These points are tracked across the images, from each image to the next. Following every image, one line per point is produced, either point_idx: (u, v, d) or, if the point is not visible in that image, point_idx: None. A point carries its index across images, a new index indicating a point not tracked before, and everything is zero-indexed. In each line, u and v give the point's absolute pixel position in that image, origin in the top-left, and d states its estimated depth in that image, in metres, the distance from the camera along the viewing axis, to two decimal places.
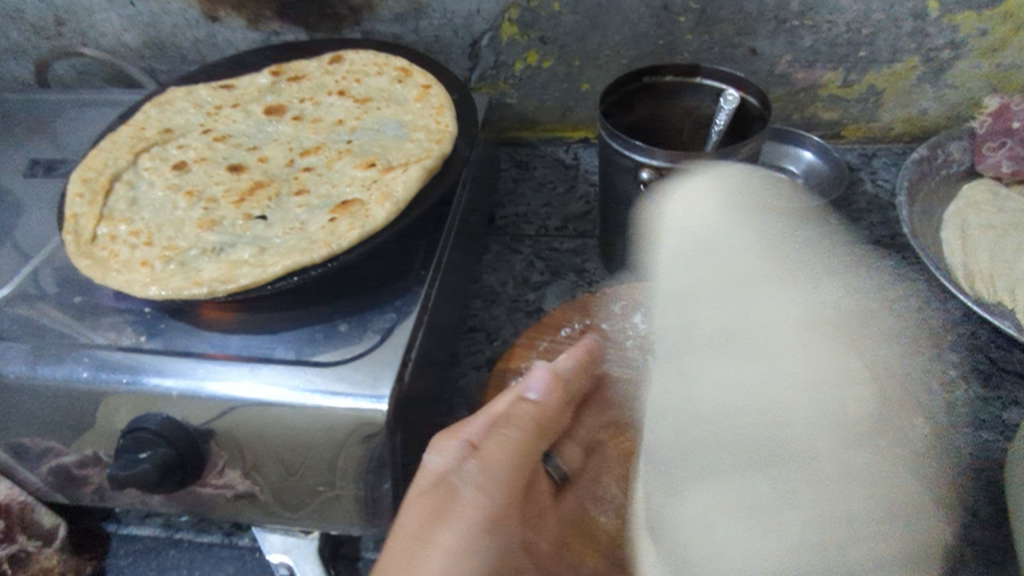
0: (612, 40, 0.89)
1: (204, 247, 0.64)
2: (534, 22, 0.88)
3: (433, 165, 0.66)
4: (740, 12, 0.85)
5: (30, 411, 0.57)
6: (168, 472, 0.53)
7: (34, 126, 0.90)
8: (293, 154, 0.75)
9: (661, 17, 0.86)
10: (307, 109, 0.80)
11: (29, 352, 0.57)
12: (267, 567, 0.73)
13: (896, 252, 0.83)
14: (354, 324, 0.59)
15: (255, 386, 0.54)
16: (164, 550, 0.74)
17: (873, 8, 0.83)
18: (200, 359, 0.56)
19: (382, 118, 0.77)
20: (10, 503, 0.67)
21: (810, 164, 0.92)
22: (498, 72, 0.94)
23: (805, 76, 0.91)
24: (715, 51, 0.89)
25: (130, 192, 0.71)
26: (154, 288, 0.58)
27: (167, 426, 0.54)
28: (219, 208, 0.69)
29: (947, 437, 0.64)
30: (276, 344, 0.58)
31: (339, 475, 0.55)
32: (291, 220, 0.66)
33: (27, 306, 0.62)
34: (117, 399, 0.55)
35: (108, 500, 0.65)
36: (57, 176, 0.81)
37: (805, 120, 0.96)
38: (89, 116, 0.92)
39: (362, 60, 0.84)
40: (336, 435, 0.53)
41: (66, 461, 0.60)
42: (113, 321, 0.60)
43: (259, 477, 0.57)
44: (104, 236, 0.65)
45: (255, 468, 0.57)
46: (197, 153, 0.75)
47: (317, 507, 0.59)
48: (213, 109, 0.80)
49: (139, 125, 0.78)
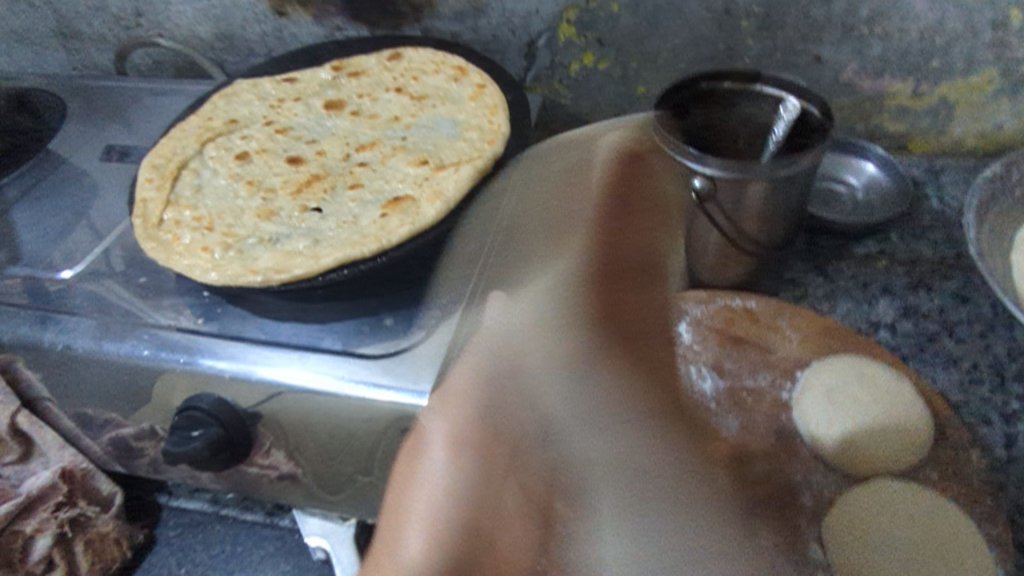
0: (672, 43, 0.88)
1: (261, 236, 0.66)
2: (592, 23, 0.88)
3: (485, 168, 0.68)
4: (806, 18, 0.83)
5: (94, 383, 0.61)
6: (218, 451, 0.56)
7: (110, 112, 0.95)
8: (349, 148, 0.77)
9: (723, 21, 0.85)
10: (365, 104, 0.82)
11: (96, 328, 0.60)
12: (305, 549, 0.76)
13: (961, 273, 0.79)
14: (400, 319, 0.59)
15: (304, 373, 0.55)
16: (210, 525, 0.78)
17: (949, 17, 0.80)
18: (250, 343, 0.58)
19: (436, 116, 0.79)
20: (73, 470, 0.69)
21: (872, 177, 0.89)
22: (554, 72, 0.94)
23: (872, 85, 0.88)
24: (777, 57, 0.87)
25: (195, 179, 0.74)
26: (213, 273, 0.61)
27: (218, 407, 0.56)
28: (277, 198, 0.71)
29: (1004, 471, 0.61)
30: (324, 334, 0.59)
31: (377, 463, 0.57)
32: (344, 214, 0.68)
33: (96, 284, 0.66)
34: (174, 378, 0.57)
35: (161, 473, 0.68)
36: (130, 162, 0.85)
37: (868, 131, 0.93)
38: (161, 104, 0.96)
39: (420, 58, 0.85)
40: (377, 426, 0.55)
41: (125, 433, 0.64)
42: (174, 303, 0.63)
43: (301, 462, 0.60)
44: (169, 221, 0.68)
45: (297, 452, 0.59)
46: (259, 144, 0.78)
47: (354, 493, 0.61)
48: (276, 102, 0.83)
49: (207, 115, 0.81)
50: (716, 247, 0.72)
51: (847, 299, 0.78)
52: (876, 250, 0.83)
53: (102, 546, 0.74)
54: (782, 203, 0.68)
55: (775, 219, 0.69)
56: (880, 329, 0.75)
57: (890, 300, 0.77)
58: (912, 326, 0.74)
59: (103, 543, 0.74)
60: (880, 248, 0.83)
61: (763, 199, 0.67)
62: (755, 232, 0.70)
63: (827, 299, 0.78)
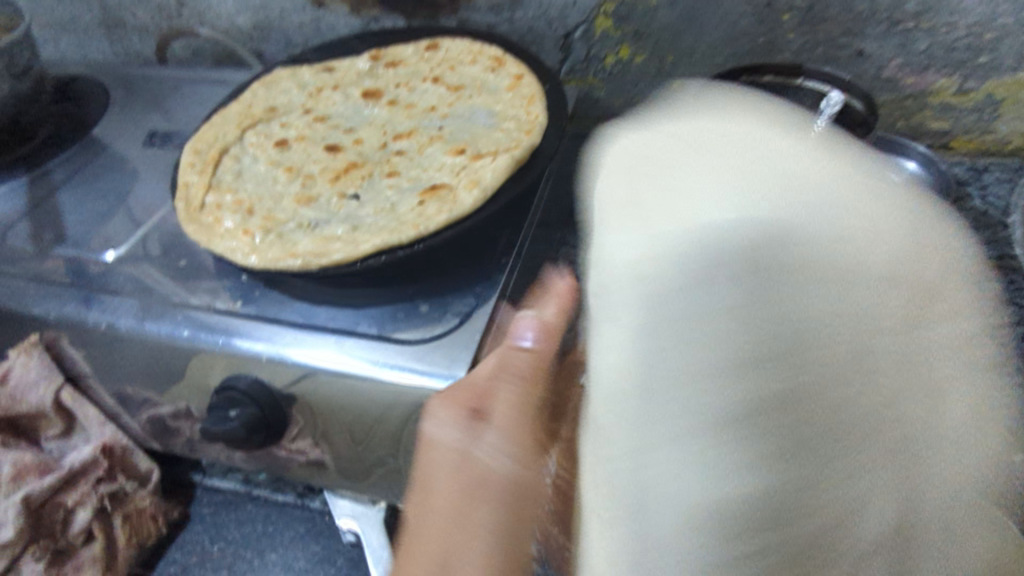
0: (710, 36, 0.87)
1: (300, 222, 0.67)
2: (629, 16, 0.87)
3: (524, 156, 0.67)
4: (849, 12, 0.81)
5: (135, 362, 0.62)
6: (254, 432, 0.56)
7: (151, 99, 0.97)
8: (386, 137, 0.77)
9: (763, 14, 0.83)
10: (402, 93, 0.82)
11: (140, 308, 0.61)
12: (335, 531, 0.77)
13: (1004, 275, 0.77)
14: (434, 306, 0.60)
15: (339, 357, 0.55)
16: (243, 504, 0.80)
17: (1000, 11, 0.77)
18: (284, 325, 0.59)
19: (473, 107, 0.79)
20: (114, 445, 0.70)
21: (914, 175, 0.87)
22: (589, 65, 0.94)
23: (916, 81, 0.86)
24: (818, 51, 0.85)
25: (236, 165, 0.75)
26: (252, 257, 0.62)
27: (254, 388, 0.57)
28: (315, 184, 0.72)
29: None
30: (360, 320, 0.59)
31: (405, 450, 0.58)
32: (382, 201, 0.68)
33: (136, 267, 0.67)
34: (212, 358, 0.58)
35: (197, 451, 0.70)
36: (172, 147, 0.87)
37: (910, 129, 0.91)
38: (202, 92, 0.98)
39: (457, 48, 0.86)
40: (406, 407, 0.55)
41: (163, 412, 0.65)
42: (212, 286, 0.64)
43: (330, 447, 0.61)
44: (211, 204, 0.69)
45: (327, 436, 0.60)
46: (297, 132, 0.79)
47: (382, 479, 0.62)
48: (315, 90, 0.84)
49: (248, 102, 0.82)
50: None
51: None
52: None
53: (140, 521, 0.75)
54: None
55: None
56: None
57: None
58: None
59: (141, 518, 0.75)
60: None
61: None
62: None
63: None
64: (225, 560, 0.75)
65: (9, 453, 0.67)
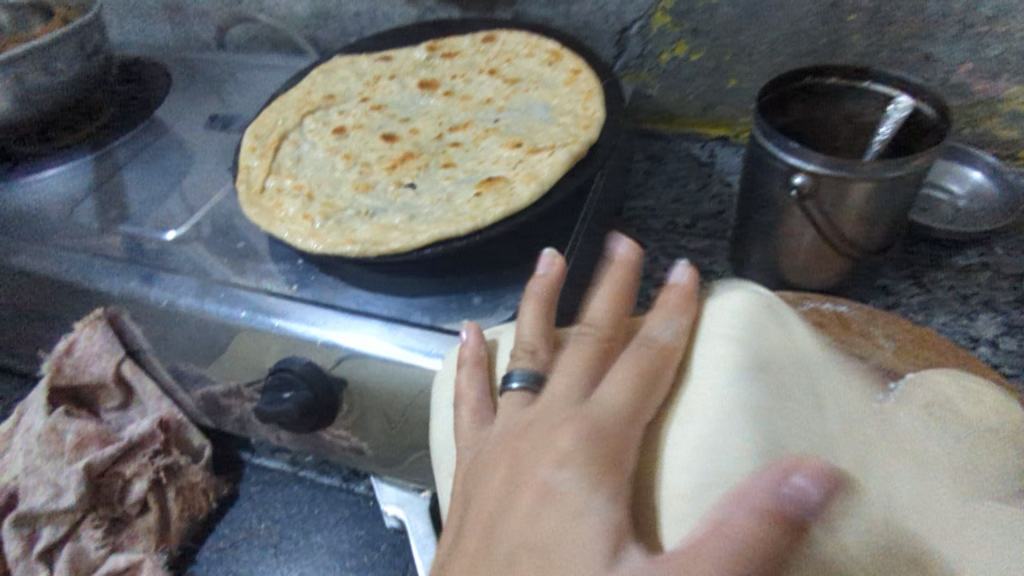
0: (771, 35, 0.85)
1: (358, 209, 0.68)
2: (688, 13, 0.86)
3: (581, 151, 0.67)
4: (920, 14, 0.78)
5: (190, 339, 0.63)
6: (306, 412, 0.57)
7: (211, 83, 0.99)
8: (442, 128, 0.78)
9: (828, 14, 0.81)
10: (458, 86, 0.83)
11: (199, 287, 0.62)
12: (379, 516, 0.78)
13: None
14: (485, 298, 0.61)
15: (390, 344, 0.56)
16: (289, 484, 0.81)
17: None
18: (334, 309, 0.59)
19: (529, 100, 0.79)
20: (170, 420, 0.72)
21: (978, 185, 0.83)
22: (643, 61, 0.92)
23: (986, 87, 0.82)
24: (884, 54, 0.83)
25: (295, 150, 0.76)
26: (312, 241, 0.63)
27: (309, 369, 0.57)
28: (372, 173, 0.73)
29: None
30: (412, 308, 0.60)
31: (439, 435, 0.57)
32: (437, 191, 0.69)
33: (194, 248, 0.69)
34: (267, 339, 0.59)
35: (247, 430, 0.71)
36: (231, 130, 0.89)
37: (977, 136, 0.87)
38: (260, 78, 0.99)
39: (514, 41, 0.86)
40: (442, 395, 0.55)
41: (216, 390, 0.66)
42: (267, 269, 0.65)
43: (364, 432, 0.62)
44: (271, 188, 0.70)
45: (361, 418, 0.60)
46: (355, 120, 0.80)
47: (413, 463, 0.63)
48: (372, 79, 0.85)
49: (307, 89, 0.83)
50: (810, 248, 0.70)
51: (945, 311, 0.74)
52: (979, 263, 0.79)
53: (192, 494, 0.76)
54: (886, 205, 0.65)
55: (877, 222, 0.67)
56: (980, 345, 0.71)
57: (992, 315, 0.73)
58: (1017, 344, 0.70)
59: (193, 492, 0.76)
60: (983, 261, 0.79)
61: (865, 200, 0.64)
62: (853, 234, 0.68)
63: (921, 309, 0.75)
64: (271, 538, 0.77)
65: (74, 422, 0.70)
